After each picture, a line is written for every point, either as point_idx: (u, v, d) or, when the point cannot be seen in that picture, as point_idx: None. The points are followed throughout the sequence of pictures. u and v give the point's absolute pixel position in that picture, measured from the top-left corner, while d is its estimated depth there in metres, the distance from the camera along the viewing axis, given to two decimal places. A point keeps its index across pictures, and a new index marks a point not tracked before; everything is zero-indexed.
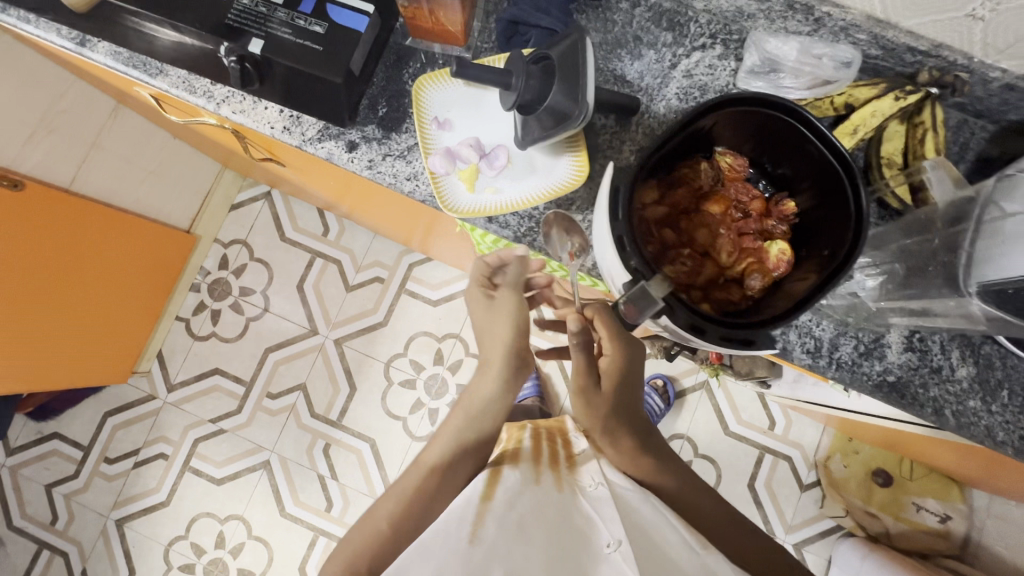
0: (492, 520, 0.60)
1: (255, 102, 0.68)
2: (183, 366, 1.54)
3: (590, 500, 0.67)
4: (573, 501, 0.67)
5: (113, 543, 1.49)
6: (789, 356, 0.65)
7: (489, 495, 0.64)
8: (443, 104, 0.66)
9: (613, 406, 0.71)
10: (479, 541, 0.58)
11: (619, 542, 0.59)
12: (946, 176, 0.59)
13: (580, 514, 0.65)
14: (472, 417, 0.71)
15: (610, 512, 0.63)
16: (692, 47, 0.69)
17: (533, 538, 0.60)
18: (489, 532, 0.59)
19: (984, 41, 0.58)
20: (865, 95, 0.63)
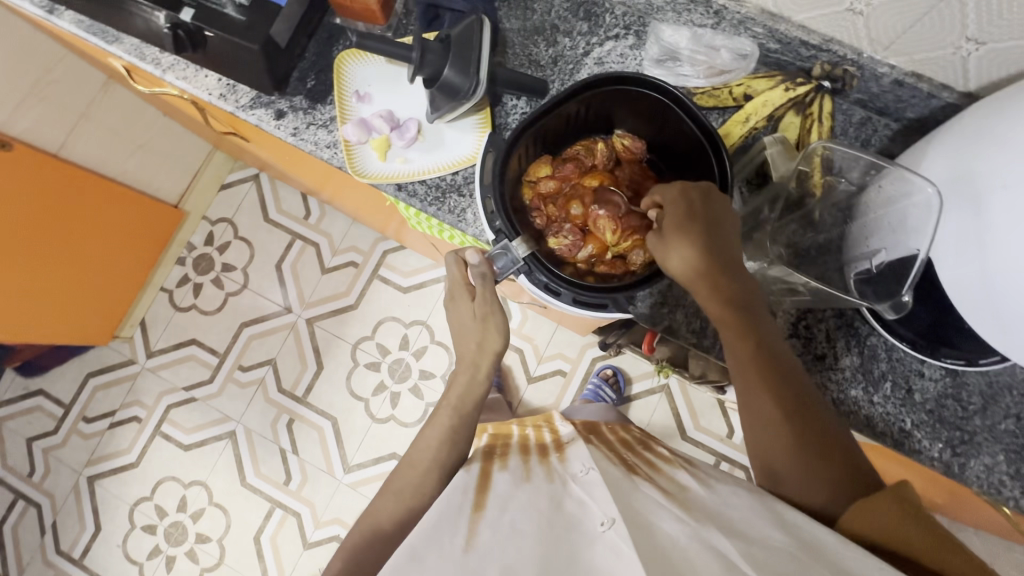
0: (486, 526, 0.55)
1: (197, 69, 0.74)
2: (163, 335, 1.62)
3: (584, 488, 0.59)
4: (564, 489, 0.60)
5: (83, 499, 1.55)
6: (675, 335, 0.68)
7: (480, 505, 0.59)
8: (364, 80, 0.71)
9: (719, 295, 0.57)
10: (473, 549, 0.52)
11: (614, 519, 0.52)
12: (781, 151, 0.63)
13: (570, 500, 0.58)
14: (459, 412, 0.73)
15: (603, 493, 0.55)
16: (605, 37, 0.72)
17: (524, 529, 0.54)
18: (484, 538, 0.54)
19: (869, 36, 0.60)
20: (761, 86, 0.67)
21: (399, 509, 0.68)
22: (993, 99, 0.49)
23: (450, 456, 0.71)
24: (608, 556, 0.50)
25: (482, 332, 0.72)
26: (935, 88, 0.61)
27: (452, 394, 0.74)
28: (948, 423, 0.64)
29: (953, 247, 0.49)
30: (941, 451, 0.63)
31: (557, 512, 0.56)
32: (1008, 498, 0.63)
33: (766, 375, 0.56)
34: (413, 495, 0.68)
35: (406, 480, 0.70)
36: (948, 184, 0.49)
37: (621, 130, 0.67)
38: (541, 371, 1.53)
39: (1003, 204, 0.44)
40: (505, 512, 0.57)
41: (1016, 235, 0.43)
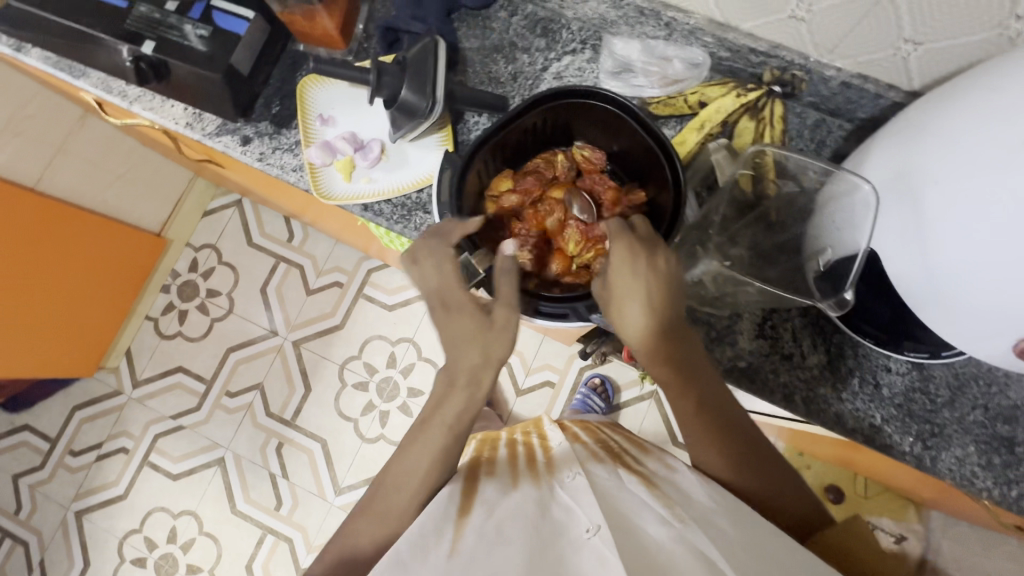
0: (470, 530, 0.54)
1: (163, 100, 0.75)
2: (149, 364, 1.61)
3: (571, 493, 0.58)
4: (551, 495, 0.59)
5: (71, 534, 1.53)
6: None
7: (467, 509, 0.57)
8: (327, 103, 0.73)
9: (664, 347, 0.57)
10: (458, 554, 0.51)
11: (599, 525, 0.51)
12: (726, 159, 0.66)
13: (557, 506, 0.57)
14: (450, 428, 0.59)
15: (589, 500, 0.55)
16: (562, 52, 0.74)
17: (512, 532, 0.53)
18: (467, 544, 0.52)
19: (813, 41, 0.62)
20: (713, 93, 0.68)
21: (382, 531, 0.58)
22: (919, 104, 0.51)
23: (438, 482, 0.60)
24: (593, 564, 0.48)
25: (496, 336, 0.55)
26: (881, 89, 0.63)
27: (447, 412, 0.58)
28: (917, 417, 0.64)
29: (892, 242, 0.50)
30: (911, 445, 0.64)
31: (543, 518, 0.55)
32: (981, 490, 0.62)
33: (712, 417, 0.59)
34: (398, 515, 0.59)
35: (392, 501, 0.59)
36: (884, 183, 0.51)
37: (580, 142, 0.68)
38: (529, 383, 1.53)
39: (939, 198, 0.45)
40: (492, 516, 0.56)
41: (953, 227, 0.44)
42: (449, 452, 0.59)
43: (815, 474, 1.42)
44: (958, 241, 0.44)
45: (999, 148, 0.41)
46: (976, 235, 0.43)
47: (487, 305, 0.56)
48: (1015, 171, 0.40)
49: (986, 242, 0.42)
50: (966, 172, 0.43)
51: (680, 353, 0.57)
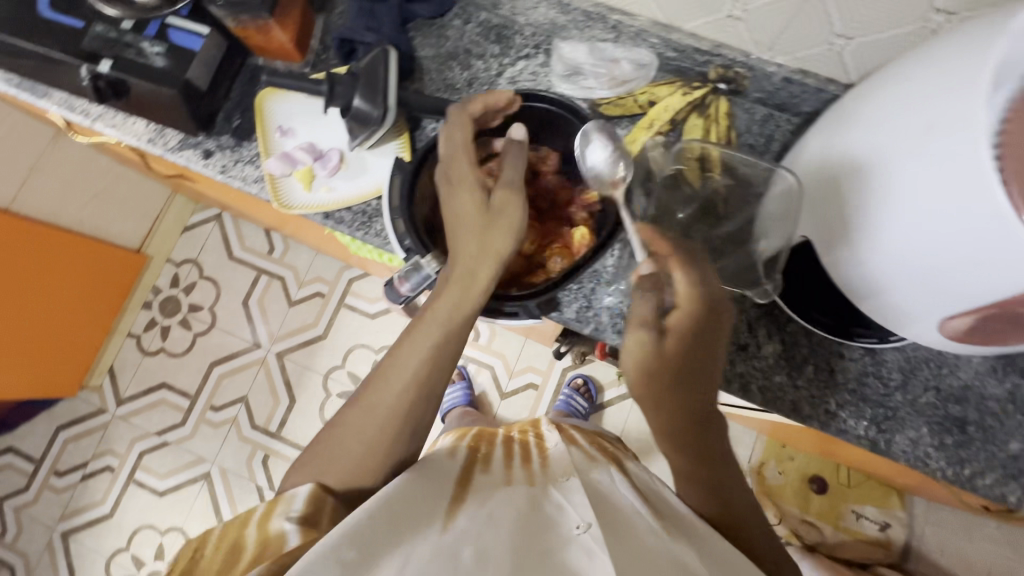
0: (464, 513, 0.53)
1: (126, 117, 0.76)
2: (133, 381, 1.61)
3: (564, 492, 0.58)
4: (544, 492, 0.59)
5: (58, 555, 1.52)
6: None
7: (460, 498, 0.56)
8: (286, 115, 0.74)
9: (690, 385, 0.55)
10: (450, 530, 0.50)
11: (589, 523, 0.50)
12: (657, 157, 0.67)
13: (550, 502, 0.56)
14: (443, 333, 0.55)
15: (581, 499, 0.55)
16: (516, 57, 0.75)
17: (502, 519, 0.52)
18: (460, 523, 0.51)
19: (752, 39, 0.64)
20: (661, 92, 0.70)
21: (368, 439, 0.53)
22: (844, 99, 0.53)
23: (428, 399, 0.55)
24: (581, 558, 0.47)
25: (500, 217, 0.57)
26: (822, 83, 0.64)
27: (440, 305, 0.56)
28: (871, 401, 0.65)
29: (819, 232, 0.52)
30: (866, 429, 0.65)
31: (535, 512, 0.54)
32: (935, 470, 0.64)
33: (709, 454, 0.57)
34: (385, 414, 0.54)
35: (380, 396, 0.54)
36: (807, 178, 0.54)
37: (534, 144, 0.70)
38: (512, 386, 1.53)
39: (855, 186, 0.47)
40: (483, 505, 0.55)
41: (868, 215, 0.46)
42: (445, 347, 0.55)
43: (798, 465, 1.38)
44: (890, 224, 0.45)
45: (909, 132, 0.43)
46: (904, 216, 0.43)
47: (489, 188, 0.59)
48: (903, 159, 0.43)
49: (897, 228, 0.44)
50: (884, 157, 0.44)
51: (699, 393, 0.56)
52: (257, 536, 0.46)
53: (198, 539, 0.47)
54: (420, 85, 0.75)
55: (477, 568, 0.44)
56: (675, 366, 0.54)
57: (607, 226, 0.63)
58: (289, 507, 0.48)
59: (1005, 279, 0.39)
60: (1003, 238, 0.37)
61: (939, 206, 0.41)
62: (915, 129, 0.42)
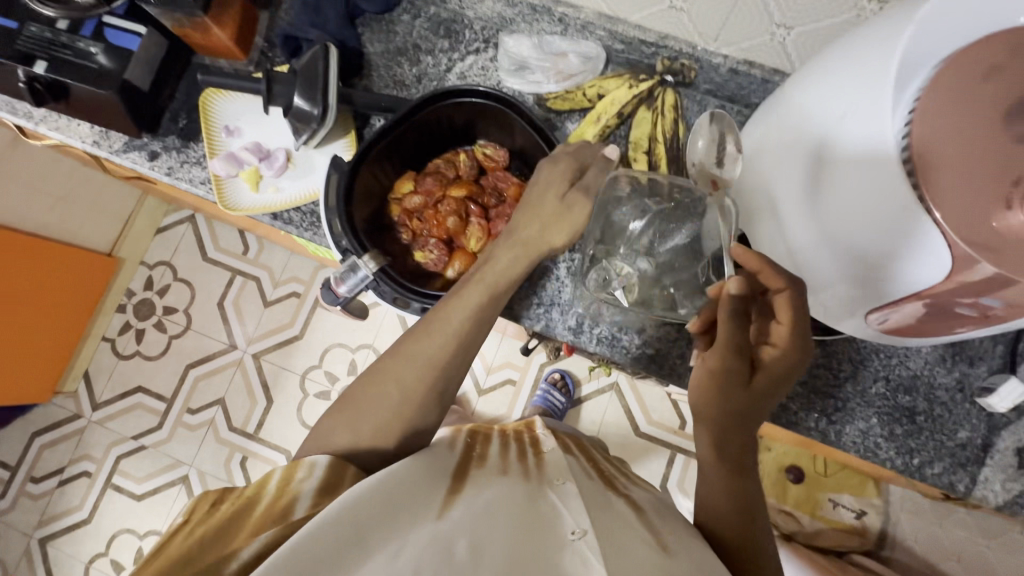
0: (462, 502, 0.48)
1: (69, 119, 0.74)
2: (108, 385, 1.60)
3: (559, 496, 0.52)
4: (541, 491, 0.53)
5: (36, 562, 1.52)
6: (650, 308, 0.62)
7: (458, 486, 0.51)
8: (233, 114, 0.73)
9: (752, 415, 0.52)
10: (446, 518, 0.46)
11: (586, 530, 0.46)
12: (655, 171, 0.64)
13: (545, 500, 0.51)
14: (479, 316, 0.56)
15: (578, 503, 0.50)
16: (466, 52, 0.74)
17: (499, 511, 0.48)
18: (457, 514, 0.47)
19: (697, 29, 0.63)
20: (610, 85, 0.68)
21: (404, 388, 0.54)
22: (772, 97, 0.55)
23: (463, 359, 0.56)
24: (576, 567, 0.44)
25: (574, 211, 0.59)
26: (767, 74, 0.64)
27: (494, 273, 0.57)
28: (823, 393, 0.65)
29: (759, 218, 0.54)
30: (817, 421, 0.65)
31: (531, 510, 0.49)
32: (884, 460, 0.64)
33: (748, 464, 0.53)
34: (422, 367, 0.54)
35: (425, 346, 0.55)
36: (748, 168, 0.57)
37: (484, 139, 0.69)
38: (490, 382, 1.51)
39: (782, 175, 0.49)
40: (478, 497, 0.50)
41: (791, 201, 0.48)
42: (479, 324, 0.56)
43: (775, 456, 1.36)
44: (813, 213, 0.46)
45: (825, 121, 0.44)
46: (826, 204, 0.44)
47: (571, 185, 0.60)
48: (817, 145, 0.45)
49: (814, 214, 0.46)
50: (805, 147, 0.47)
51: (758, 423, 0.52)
52: (275, 494, 0.46)
53: (218, 491, 0.47)
54: (369, 81, 0.74)
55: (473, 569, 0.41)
56: (756, 394, 0.51)
57: None
58: (310, 473, 0.48)
59: (923, 268, 0.41)
60: (913, 224, 0.39)
61: (854, 192, 0.42)
62: (831, 118, 0.44)
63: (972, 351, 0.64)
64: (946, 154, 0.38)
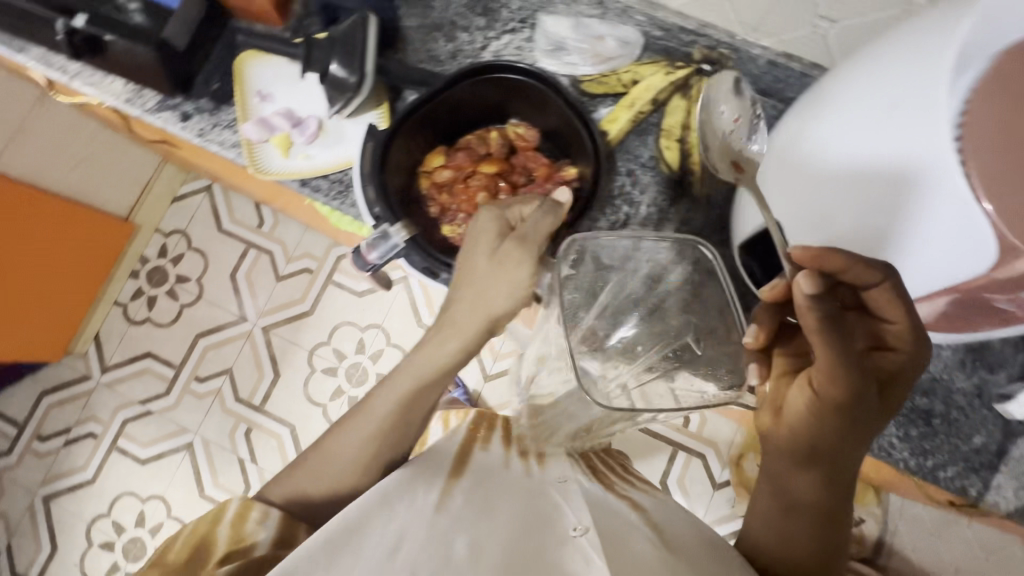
0: (459, 494, 0.57)
1: (103, 75, 0.74)
2: (118, 349, 1.61)
3: (563, 495, 0.60)
4: (545, 490, 0.61)
5: (39, 519, 1.54)
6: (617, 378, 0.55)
7: (455, 478, 0.60)
8: (265, 80, 0.73)
9: (857, 426, 0.50)
10: (445, 511, 0.54)
11: (587, 527, 0.53)
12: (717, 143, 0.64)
13: (548, 501, 0.59)
14: (402, 408, 0.62)
15: (582, 503, 0.58)
16: (501, 31, 0.73)
17: (504, 511, 0.56)
18: (456, 505, 0.56)
19: (738, 18, 0.63)
20: (645, 71, 0.68)
21: (332, 477, 0.62)
22: (809, 92, 0.54)
23: (392, 442, 0.63)
24: (579, 562, 0.50)
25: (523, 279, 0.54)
26: (807, 68, 0.63)
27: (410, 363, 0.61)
28: None
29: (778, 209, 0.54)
30: None
31: (536, 509, 0.57)
32: (897, 459, 0.64)
33: (850, 481, 0.55)
34: (349, 458, 0.62)
35: (352, 434, 0.62)
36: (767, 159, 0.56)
37: (515, 118, 0.70)
38: (497, 368, 1.52)
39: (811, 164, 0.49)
40: (482, 491, 0.58)
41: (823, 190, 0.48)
42: (408, 410, 0.62)
43: None
44: (858, 201, 0.45)
45: (878, 108, 0.44)
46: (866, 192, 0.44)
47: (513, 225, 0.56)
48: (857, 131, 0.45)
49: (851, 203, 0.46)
50: (841, 134, 0.46)
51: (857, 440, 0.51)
52: (229, 539, 0.55)
53: None
54: (405, 56, 0.74)
55: (471, 564, 0.47)
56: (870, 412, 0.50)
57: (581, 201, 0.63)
58: (263, 520, 0.58)
59: (967, 261, 0.42)
60: (971, 215, 0.39)
61: (913, 180, 0.41)
62: (888, 104, 0.43)
63: (992, 357, 0.64)
64: (994, 147, 0.38)
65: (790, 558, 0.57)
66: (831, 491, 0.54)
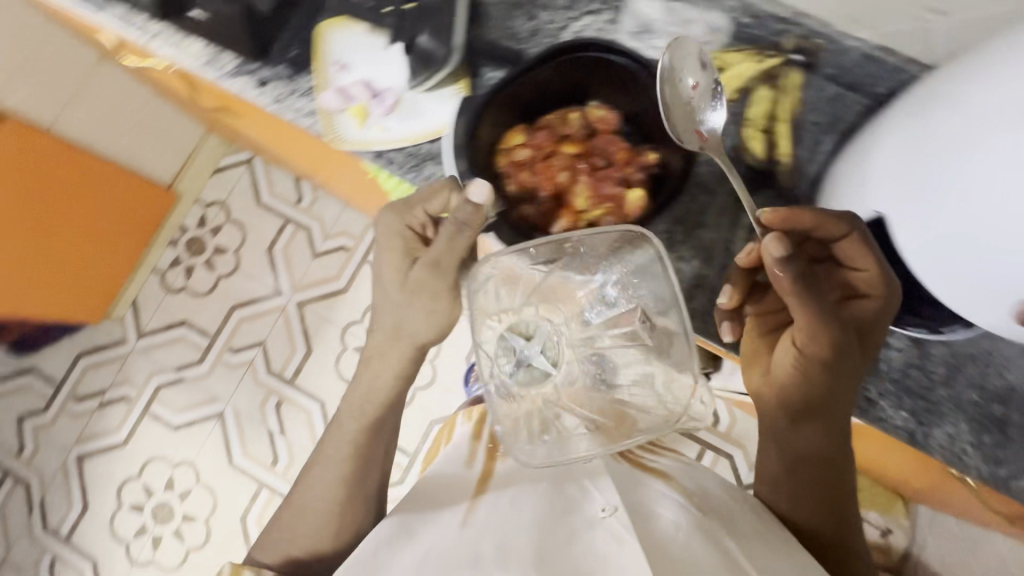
0: (483, 508, 0.65)
1: (182, 37, 0.75)
2: (154, 315, 1.63)
3: (589, 477, 0.63)
4: (566, 478, 0.65)
5: (71, 477, 1.57)
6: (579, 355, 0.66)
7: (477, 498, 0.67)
8: (344, 49, 0.73)
9: (840, 375, 0.57)
10: (469, 526, 0.62)
11: (616, 507, 0.57)
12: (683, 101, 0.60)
13: (573, 485, 0.63)
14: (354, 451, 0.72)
15: (607, 482, 0.61)
16: (581, 13, 0.72)
17: (523, 512, 0.61)
18: (480, 519, 0.63)
19: (837, 8, 0.62)
20: (733, 59, 0.67)
21: (313, 520, 0.72)
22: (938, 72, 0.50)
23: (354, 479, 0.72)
24: (609, 540, 0.54)
25: (441, 308, 0.65)
26: (903, 62, 0.62)
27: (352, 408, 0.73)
28: (913, 393, 0.65)
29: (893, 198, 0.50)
30: (905, 420, 0.64)
31: (559, 498, 0.62)
32: (971, 467, 0.63)
33: (846, 430, 0.62)
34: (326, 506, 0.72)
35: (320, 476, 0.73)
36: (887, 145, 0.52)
37: (597, 100, 0.69)
38: None
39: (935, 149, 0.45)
40: (503, 502, 0.65)
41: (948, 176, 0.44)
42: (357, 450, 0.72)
43: None
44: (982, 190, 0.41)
45: (995, 111, 0.40)
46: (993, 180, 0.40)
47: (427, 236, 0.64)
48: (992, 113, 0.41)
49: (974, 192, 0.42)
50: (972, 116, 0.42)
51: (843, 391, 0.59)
52: None
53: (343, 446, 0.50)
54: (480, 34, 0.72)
55: (499, 565, 0.54)
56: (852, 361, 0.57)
57: (666, 190, 0.63)
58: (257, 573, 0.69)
59: None
60: None
61: None
62: (1004, 125, 0.39)
63: None
64: None
65: (811, 520, 0.65)
66: (827, 442, 0.62)
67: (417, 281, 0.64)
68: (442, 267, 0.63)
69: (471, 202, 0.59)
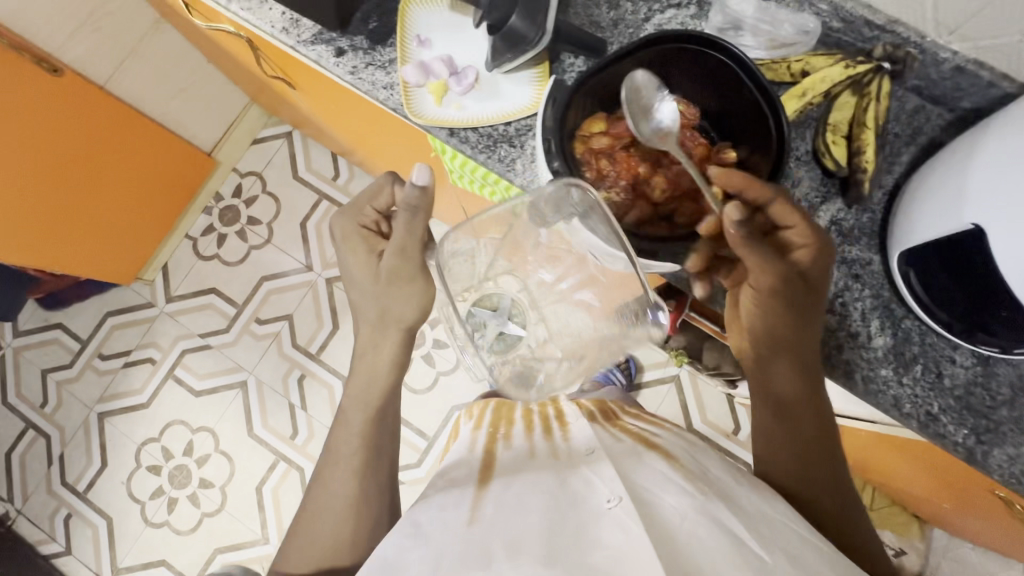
0: (489, 501, 0.55)
1: (262, 2, 0.75)
2: (184, 281, 1.64)
3: (592, 469, 0.55)
4: (572, 469, 0.57)
5: (92, 434, 1.58)
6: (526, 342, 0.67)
7: (485, 483, 0.59)
8: (427, 25, 0.73)
9: (796, 306, 0.64)
10: (477, 522, 0.52)
11: (622, 497, 0.50)
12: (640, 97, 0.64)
13: (576, 476, 0.56)
14: (367, 444, 0.76)
15: (611, 473, 0.53)
16: (667, 5, 0.72)
17: (531, 504, 0.53)
18: (488, 513, 0.53)
19: (936, 18, 0.61)
20: (820, 63, 0.66)
21: (330, 519, 0.73)
22: None
23: (359, 465, 0.75)
24: (618, 536, 0.47)
25: (417, 289, 0.72)
26: (995, 78, 0.61)
27: (363, 400, 0.77)
28: (975, 411, 0.65)
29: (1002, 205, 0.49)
30: (965, 438, 0.64)
31: (564, 491, 0.53)
32: None
33: (819, 366, 0.66)
34: (345, 500, 0.74)
35: (331, 474, 0.75)
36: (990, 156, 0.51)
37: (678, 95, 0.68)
38: None
39: None
40: (509, 490, 0.56)
41: None
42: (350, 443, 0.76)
43: None
44: None
45: None
46: None
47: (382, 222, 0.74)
48: None
49: None
50: None
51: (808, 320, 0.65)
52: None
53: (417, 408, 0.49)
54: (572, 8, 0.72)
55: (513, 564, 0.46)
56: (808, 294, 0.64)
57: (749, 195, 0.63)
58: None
59: None
60: None
61: None
62: None
63: None
64: None
65: (810, 468, 0.64)
66: (804, 377, 0.65)
67: (391, 264, 0.71)
68: (407, 253, 0.70)
69: (415, 185, 0.65)
